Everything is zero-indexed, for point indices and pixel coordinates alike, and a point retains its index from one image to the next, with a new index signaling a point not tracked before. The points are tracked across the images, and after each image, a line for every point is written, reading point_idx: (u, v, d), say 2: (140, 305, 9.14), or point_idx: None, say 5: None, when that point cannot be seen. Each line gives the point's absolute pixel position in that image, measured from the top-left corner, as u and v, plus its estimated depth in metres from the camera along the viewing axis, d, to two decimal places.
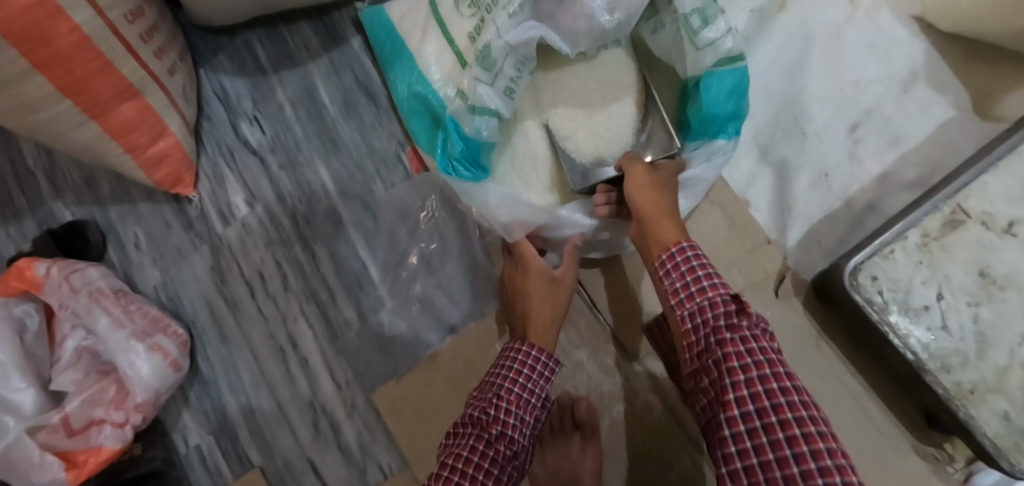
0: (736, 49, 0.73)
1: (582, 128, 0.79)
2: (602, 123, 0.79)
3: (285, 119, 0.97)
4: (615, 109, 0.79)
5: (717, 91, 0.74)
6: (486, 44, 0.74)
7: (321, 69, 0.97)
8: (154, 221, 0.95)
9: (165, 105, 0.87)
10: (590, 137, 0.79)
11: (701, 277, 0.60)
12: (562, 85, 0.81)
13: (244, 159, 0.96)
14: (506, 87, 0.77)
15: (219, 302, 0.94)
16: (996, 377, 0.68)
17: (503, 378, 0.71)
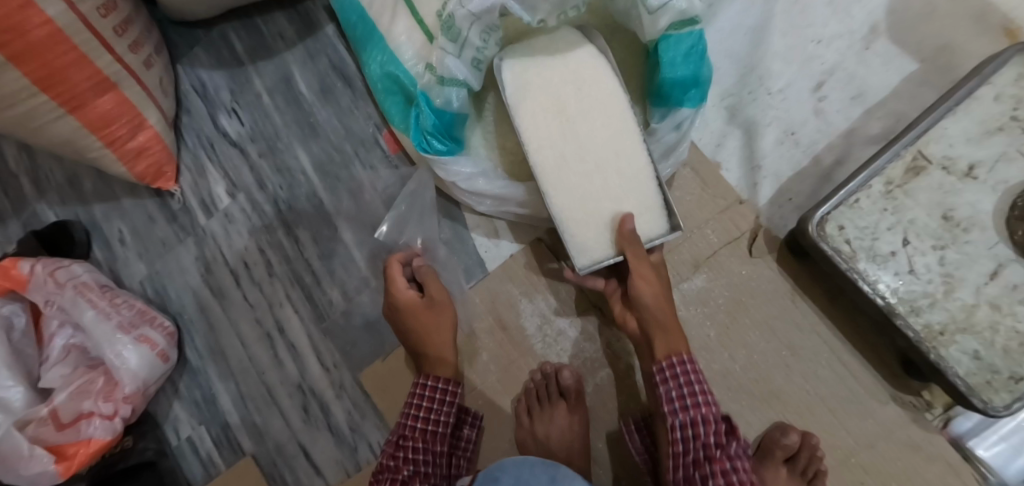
0: (690, 10, 0.66)
1: (587, 189, 0.68)
2: (609, 180, 0.68)
3: (264, 108, 0.95)
4: (625, 160, 0.68)
5: (673, 55, 0.68)
6: (450, 14, 0.67)
7: (297, 57, 0.95)
8: (139, 216, 0.96)
9: (141, 98, 0.86)
10: (594, 201, 0.68)
11: (697, 392, 0.63)
12: (558, 125, 0.69)
13: (224, 148, 0.95)
14: (474, 58, 0.70)
15: (205, 293, 0.93)
16: (964, 314, 0.63)
17: (413, 412, 0.71)
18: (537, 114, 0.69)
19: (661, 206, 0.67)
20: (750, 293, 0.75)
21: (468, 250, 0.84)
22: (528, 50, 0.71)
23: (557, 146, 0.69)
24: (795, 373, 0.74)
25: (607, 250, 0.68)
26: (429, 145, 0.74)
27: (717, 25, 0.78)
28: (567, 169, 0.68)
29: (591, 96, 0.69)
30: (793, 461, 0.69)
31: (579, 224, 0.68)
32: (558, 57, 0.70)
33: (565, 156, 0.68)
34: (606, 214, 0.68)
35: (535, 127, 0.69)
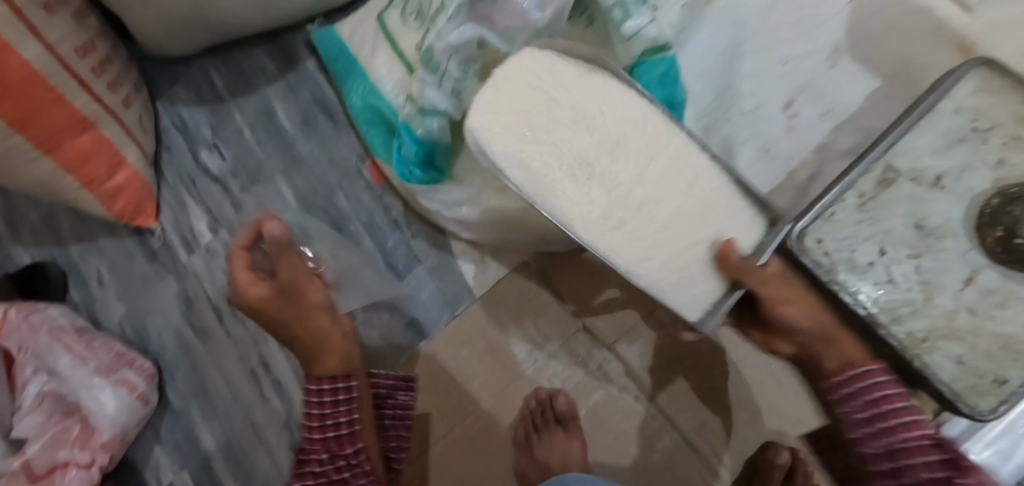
0: (661, 37, 0.70)
1: (660, 235, 0.65)
2: (670, 215, 0.66)
3: (245, 142, 0.95)
4: (676, 185, 0.68)
5: (649, 79, 0.72)
6: (428, 47, 0.68)
7: (278, 91, 0.95)
8: (118, 255, 0.95)
9: (120, 137, 0.86)
10: (680, 248, 0.66)
11: (884, 402, 0.64)
12: (593, 181, 0.65)
13: (205, 184, 0.94)
14: (454, 89, 0.70)
15: (187, 332, 0.91)
16: (946, 319, 0.62)
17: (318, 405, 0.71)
18: (566, 179, 0.64)
19: (753, 208, 0.71)
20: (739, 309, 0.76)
21: (456, 277, 0.84)
22: (499, 105, 0.65)
23: (608, 206, 0.64)
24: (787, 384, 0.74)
25: (712, 294, 0.66)
26: (410, 175, 0.76)
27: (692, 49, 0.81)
28: (627, 229, 0.64)
29: (595, 130, 0.67)
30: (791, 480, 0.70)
31: (680, 283, 0.65)
32: (541, 98, 0.66)
33: (620, 213, 0.65)
34: (692, 250, 0.66)
35: (573, 194, 0.64)
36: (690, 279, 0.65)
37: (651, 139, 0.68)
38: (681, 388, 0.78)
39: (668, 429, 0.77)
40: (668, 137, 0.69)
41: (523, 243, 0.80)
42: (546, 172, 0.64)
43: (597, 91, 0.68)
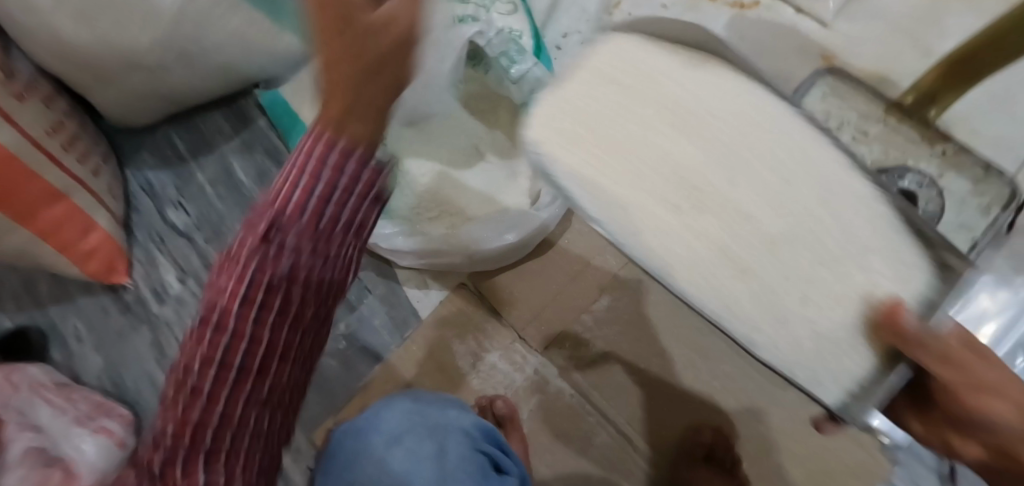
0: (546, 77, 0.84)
1: (801, 289, 0.44)
2: (820, 259, 0.45)
3: (207, 198, 1.04)
4: (813, 222, 0.45)
5: None
6: None
7: (235, 149, 1.05)
8: (95, 312, 1.03)
9: (90, 204, 0.94)
10: (815, 312, 0.44)
11: None
12: (689, 198, 0.46)
13: (172, 239, 1.03)
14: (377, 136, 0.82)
15: (161, 375, 1.00)
16: None
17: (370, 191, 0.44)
18: (658, 189, 0.46)
19: (921, 258, 0.45)
20: (655, 306, 0.85)
21: (401, 302, 0.91)
22: (587, 97, 0.49)
23: (722, 247, 0.45)
24: (703, 369, 0.83)
25: (857, 375, 0.44)
26: None
27: None
28: (742, 279, 0.44)
29: (713, 145, 0.47)
30: (710, 456, 0.79)
31: (821, 376, 0.44)
32: (617, 91, 0.49)
33: (738, 256, 0.45)
34: (837, 321, 0.44)
35: (663, 215, 0.45)
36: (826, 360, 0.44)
37: (791, 154, 0.47)
38: (611, 386, 0.84)
39: (605, 426, 0.83)
40: (851, 179, 0.47)
41: (458, 268, 0.87)
42: (621, 191, 0.46)
43: (717, 86, 0.49)
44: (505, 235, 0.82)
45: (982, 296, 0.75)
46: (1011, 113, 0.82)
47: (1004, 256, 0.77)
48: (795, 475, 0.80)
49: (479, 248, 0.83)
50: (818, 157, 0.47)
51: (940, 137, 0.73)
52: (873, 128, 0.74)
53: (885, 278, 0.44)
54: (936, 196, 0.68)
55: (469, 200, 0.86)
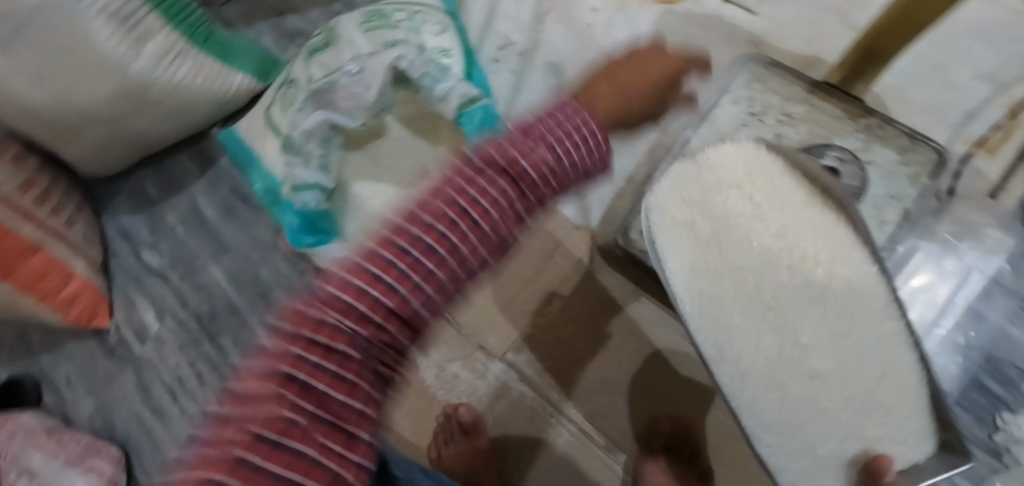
0: (472, 91, 0.82)
1: (816, 416, 0.59)
2: (852, 404, 0.59)
3: (178, 237, 1.07)
4: (867, 378, 0.58)
5: (469, 126, 0.82)
6: (288, 136, 0.83)
7: (202, 188, 1.07)
8: (81, 356, 1.06)
9: (67, 254, 0.96)
10: (829, 433, 0.59)
11: None
12: (772, 327, 0.59)
13: (149, 280, 1.06)
14: (320, 163, 0.86)
15: (147, 414, 1.02)
16: None
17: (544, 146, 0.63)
18: (742, 307, 0.60)
19: (929, 426, 0.59)
20: (606, 303, 0.87)
21: None
22: (711, 216, 0.63)
23: (774, 360, 0.59)
24: (660, 363, 0.84)
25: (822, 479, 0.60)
26: (302, 240, 0.87)
27: (526, 92, 0.93)
28: (779, 394, 0.60)
29: (807, 278, 0.59)
30: (671, 448, 0.79)
31: (786, 464, 0.61)
32: (751, 209, 0.62)
33: (778, 373, 0.59)
34: (842, 449, 0.59)
35: (732, 323, 0.60)
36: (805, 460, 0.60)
37: (856, 293, 0.59)
38: (571, 384, 0.86)
39: (567, 424, 0.85)
40: (883, 319, 0.58)
41: None
42: (700, 297, 0.61)
43: (816, 222, 0.61)
44: None
45: (927, 271, 0.77)
46: (950, 82, 0.82)
47: (939, 223, 0.77)
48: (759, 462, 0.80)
49: None
50: (874, 303, 0.58)
51: (862, 111, 0.74)
52: (797, 109, 0.76)
53: (887, 442, 0.59)
54: (857, 170, 0.71)
55: None
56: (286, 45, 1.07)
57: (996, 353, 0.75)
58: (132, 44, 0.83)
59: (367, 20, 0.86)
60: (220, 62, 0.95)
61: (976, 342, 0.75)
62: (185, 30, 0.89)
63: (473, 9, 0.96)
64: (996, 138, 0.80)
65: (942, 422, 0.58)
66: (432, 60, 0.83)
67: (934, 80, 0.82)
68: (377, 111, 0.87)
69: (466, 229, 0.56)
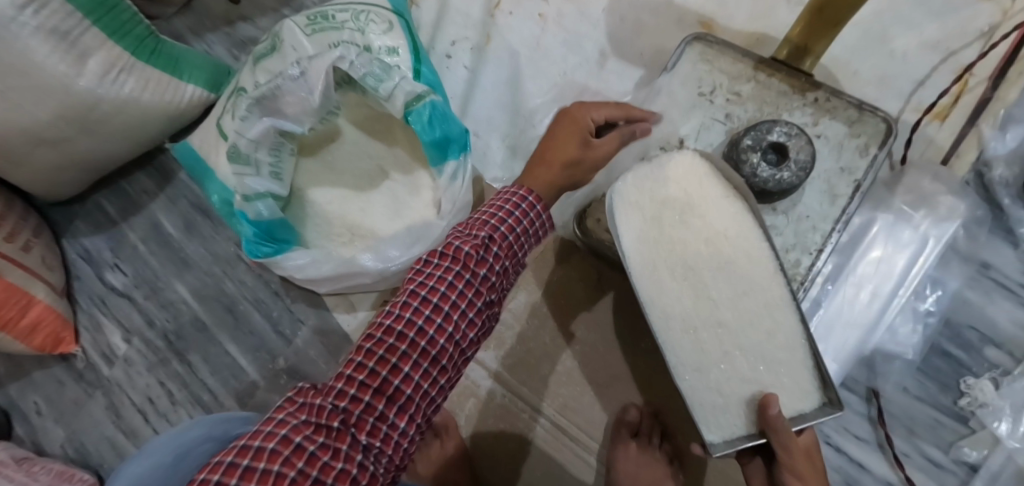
0: (419, 88, 0.81)
1: (727, 370, 0.61)
2: (757, 358, 0.61)
3: (140, 255, 1.02)
4: (762, 341, 0.61)
5: (417, 125, 0.81)
6: (233, 145, 0.82)
7: (160, 204, 1.03)
8: (50, 384, 1.03)
9: (25, 279, 0.92)
10: (732, 376, 0.61)
11: None
12: (692, 294, 0.62)
13: (114, 301, 1.02)
14: (270, 172, 0.85)
15: (120, 437, 0.98)
16: None
17: (489, 218, 0.61)
18: (664, 272, 0.62)
19: (816, 380, 0.60)
20: (569, 294, 0.88)
21: (333, 329, 0.94)
22: (642, 202, 0.64)
23: (692, 312, 0.62)
24: (625, 352, 0.84)
25: (739, 430, 0.61)
26: (259, 250, 0.84)
27: (480, 85, 0.91)
28: (701, 349, 0.62)
29: (725, 257, 0.62)
30: (639, 433, 0.81)
31: (705, 398, 0.62)
32: (682, 198, 0.63)
33: (699, 335, 0.62)
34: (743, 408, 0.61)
35: (669, 295, 0.62)
36: (730, 416, 0.61)
37: (754, 273, 0.61)
38: (537, 378, 0.87)
39: (537, 419, 0.86)
40: (775, 285, 0.61)
41: (376, 285, 0.89)
42: (645, 270, 0.63)
43: (728, 211, 0.62)
44: (411, 249, 0.83)
45: (881, 243, 0.76)
46: (895, 51, 0.82)
47: (894, 195, 0.76)
48: None
49: (384, 265, 0.83)
50: (768, 270, 0.61)
51: (812, 85, 0.75)
52: (745, 88, 0.77)
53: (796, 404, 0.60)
54: (805, 143, 0.70)
55: (375, 219, 0.88)
56: (239, 54, 1.01)
57: (954, 317, 0.79)
58: (74, 61, 0.81)
59: (312, 22, 0.86)
60: (169, 75, 0.93)
61: (936, 309, 0.78)
62: (129, 45, 0.87)
63: (423, 7, 0.94)
64: (944, 104, 0.80)
65: (824, 378, 0.59)
66: (374, 59, 0.82)
67: (881, 50, 0.82)
68: (324, 115, 0.86)
69: (448, 304, 0.57)
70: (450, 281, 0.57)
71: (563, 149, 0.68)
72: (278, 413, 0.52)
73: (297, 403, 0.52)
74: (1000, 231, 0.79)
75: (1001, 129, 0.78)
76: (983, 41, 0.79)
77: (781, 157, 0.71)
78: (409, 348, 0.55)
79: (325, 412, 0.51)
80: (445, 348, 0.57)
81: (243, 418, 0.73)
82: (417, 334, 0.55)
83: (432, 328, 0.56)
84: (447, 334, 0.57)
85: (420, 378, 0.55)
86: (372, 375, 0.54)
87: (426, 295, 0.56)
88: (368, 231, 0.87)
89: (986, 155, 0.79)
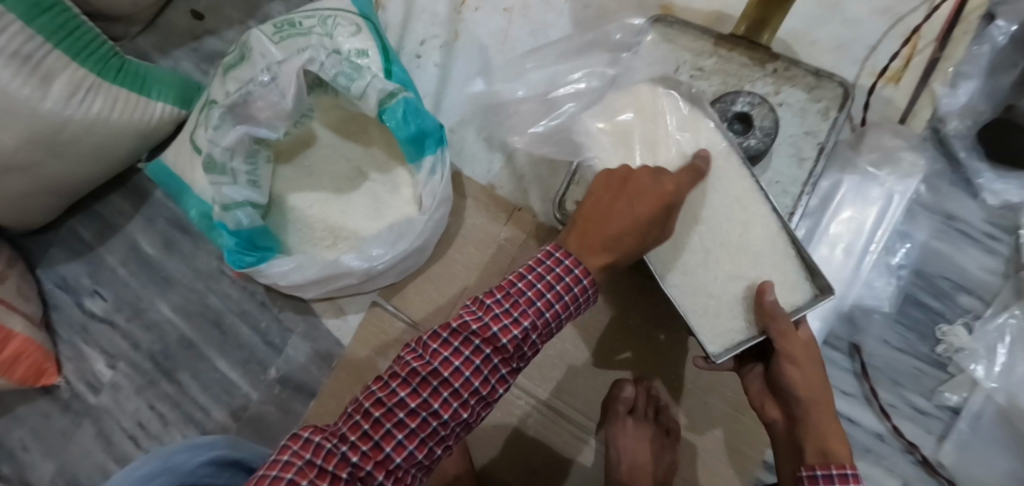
0: (390, 85, 0.82)
1: (715, 268, 0.66)
2: (740, 253, 0.66)
3: (120, 279, 1.00)
4: (738, 233, 0.66)
5: (391, 121, 0.82)
6: (208, 154, 0.83)
7: (138, 224, 1.01)
8: (35, 418, 1.00)
9: (3, 311, 0.90)
10: (718, 275, 0.66)
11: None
12: None
13: (95, 328, 1.00)
14: (247, 180, 0.86)
15: (112, 465, 0.97)
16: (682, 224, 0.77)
17: (533, 293, 0.56)
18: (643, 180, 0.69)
19: (802, 270, 0.64)
20: None
21: (323, 335, 0.94)
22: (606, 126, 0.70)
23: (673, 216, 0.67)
24: (615, 329, 0.86)
25: (736, 333, 0.65)
26: (242, 259, 0.84)
27: (452, 81, 0.92)
28: (688, 250, 0.67)
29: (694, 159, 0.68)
30: (634, 409, 0.82)
31: (698, 301, 0.66)
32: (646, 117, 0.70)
33: (685, 239, 0.67)
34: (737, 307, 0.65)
35: None
36: (725, 318, 0.65)
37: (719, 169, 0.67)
38: (530, 365, 0.88)
39: (535, 405, 0.87)
40: (742, 180, 0.67)
41: (365, 286, 0.89)
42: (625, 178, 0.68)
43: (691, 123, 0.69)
44: (396, 246, 0.84)
45: (852, 204, 0.79)
46: (848, 20, 0.85)
47: (859, 155, 0.80)
48: (719, 406, 0.84)
49: (367, 266, 0.83)
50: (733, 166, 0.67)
51: (770, 57, 0.78)
52: (708, 63, 0.80)
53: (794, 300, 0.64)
54: (767, 111, 0.74)
55: (356, 219, 0.89)
56: (208, 68, 1.01)
57: (925, 268, 0.82)
58: (39, 84, 0.81)
59: (278, 30, 0.86)
60: (137, 93, 0.93)
61: (906, 261, 0.82)
62: (94, 65, 0.88)
63: (389, 9, 0.94)
64: (897, 66, 0.84)
65: (810, 269, 0.64)
66: (344, 59, 0.83)
67: (835, 19, 0.86)
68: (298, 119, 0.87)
69: (466, 377, 0.54)
70: (472, 359, 0.54)
71: (619, 220, 0.56)
72: (288, 453, 0.51)
73: (304, 438, 0.51)
74: (960, 183, 0.82)
75: (952, 86, 0.82)
76: (928, 4, 0.83)
77: (746, 126, 0.75)
78: (419, 406, 0.54)
79: (333, 459, 0.51)
80: (456, 422, 0.55)
81: (204, 446, 0.69)
82: (431, 401, 0.54)
83: (448, 401, 0.54)
84: (461, 414, 0.55)
85: (425, 436, 0.54)
86: (384, 437, 0.53)
87: (445, 361, 0.54)
88: (351, 231, 0.88)
89: (940, 112, 0.82)
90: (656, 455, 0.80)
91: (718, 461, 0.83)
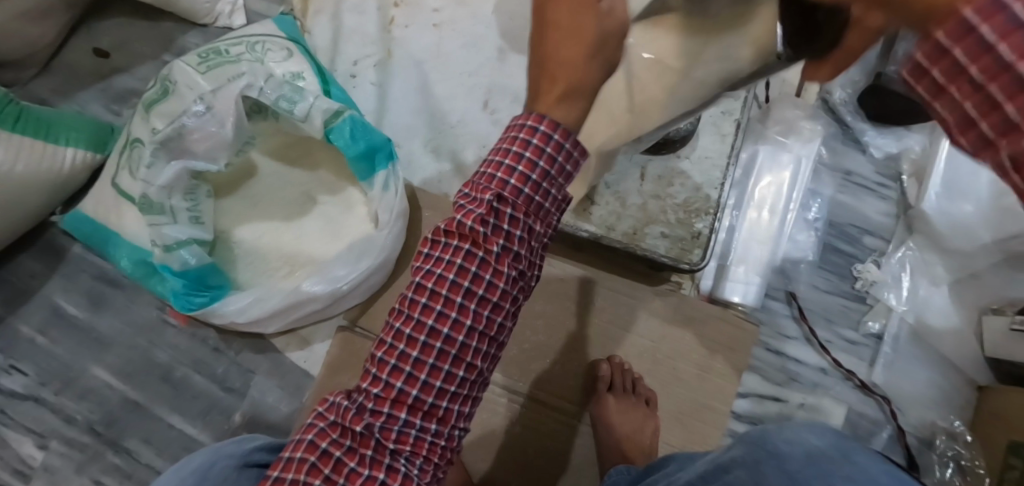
0: (334, 104, 0.82)
1: None
2: None
3: (42, 348, 0.90)
4: None
5: (340, 141, 0.82)
6: (144, 196, 0.79)
7: (57, 285, 0.92)
8: None
9: None
10: None
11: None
12: None
13: (17, 408, 0.88)
14: (189, 218, 0.82)
15: None
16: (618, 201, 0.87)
17: (493, 172, 0.49)
18: None
19: None
20: None
21: (290, 369, 0.91)
22: None
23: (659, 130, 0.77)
24: (580, 317, 0.92)
25: None
26: (192, 301, 0.81)
27: (391, 97, 0.94)
28: None
29: None
30: (614, 386, 0.87)
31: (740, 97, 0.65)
32: None
33: None
34: None
35: None
36: None
37: None
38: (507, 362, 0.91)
39: (518, 399, 0.90)
40: None
41: (331, 311, 0.88)
42: None
43: None
44: (360, 264, 0.83)
45: (769, 170, 0.90)
46: None
47: (767, 128, 0.91)
48: (685, 368, 0.90)
49: (330, 290, 0.82)
50: None
51: None
52: None
53: None
54: None
55: (310, 244, 0.87)
56: (120, 109, 0.95)
57: (836, 218, 0.95)
58: None
59: (204, 60, 0.84)
60: (43, 140, 0.84)
61: (820, 215, 0.94)
62: None
63: (317, 33, 0.95)
64: None
65: None
66: (284, 82, 0.82)
67: None
68: (239, 148, 0.85)
69: (455, 280, 0.49)
70: (452, 262, 0.50)
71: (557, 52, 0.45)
72: (312, 415, 0.52)
73: (329, 403, 0.53)
74: (851, 142, 0.96)
75: None
76: None
77: None
78: (421, 321, 0.50)
79: (351, 414, 0.51)
80: (470, 320, 0.50)
81: (250, 437, 0.62)
82: (442, 313, 0.50)
83: (444, 314, 0.50)
84: (471, 312, 0.50)
85: (445, 342, 0.50)
86: (393, 376, 0.51)
87: (426, 281, 0.50)
88: (307, 255, 0.86)
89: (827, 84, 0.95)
90: (639, 424, 0.85)
91: (695, 420, 0.88)
